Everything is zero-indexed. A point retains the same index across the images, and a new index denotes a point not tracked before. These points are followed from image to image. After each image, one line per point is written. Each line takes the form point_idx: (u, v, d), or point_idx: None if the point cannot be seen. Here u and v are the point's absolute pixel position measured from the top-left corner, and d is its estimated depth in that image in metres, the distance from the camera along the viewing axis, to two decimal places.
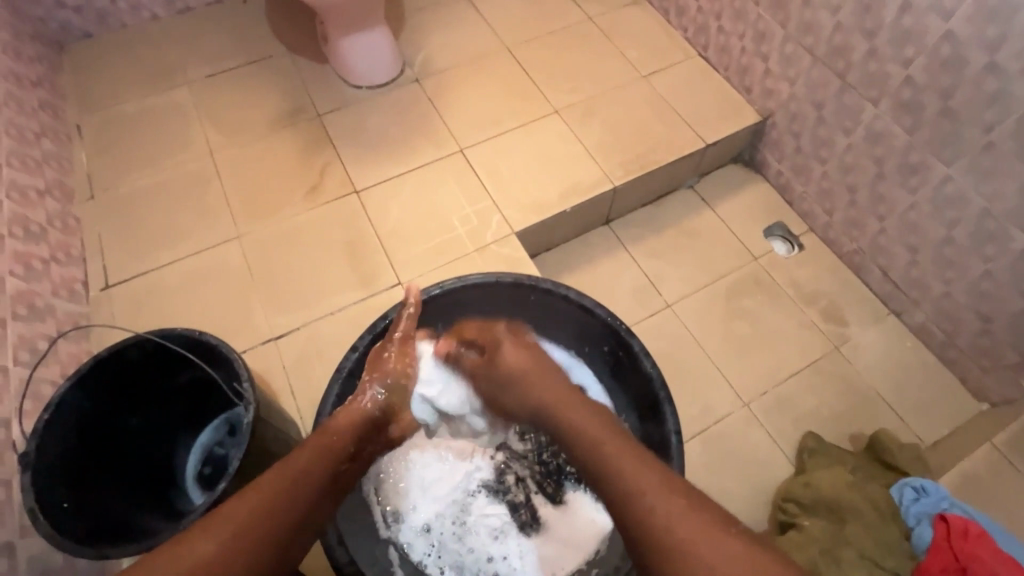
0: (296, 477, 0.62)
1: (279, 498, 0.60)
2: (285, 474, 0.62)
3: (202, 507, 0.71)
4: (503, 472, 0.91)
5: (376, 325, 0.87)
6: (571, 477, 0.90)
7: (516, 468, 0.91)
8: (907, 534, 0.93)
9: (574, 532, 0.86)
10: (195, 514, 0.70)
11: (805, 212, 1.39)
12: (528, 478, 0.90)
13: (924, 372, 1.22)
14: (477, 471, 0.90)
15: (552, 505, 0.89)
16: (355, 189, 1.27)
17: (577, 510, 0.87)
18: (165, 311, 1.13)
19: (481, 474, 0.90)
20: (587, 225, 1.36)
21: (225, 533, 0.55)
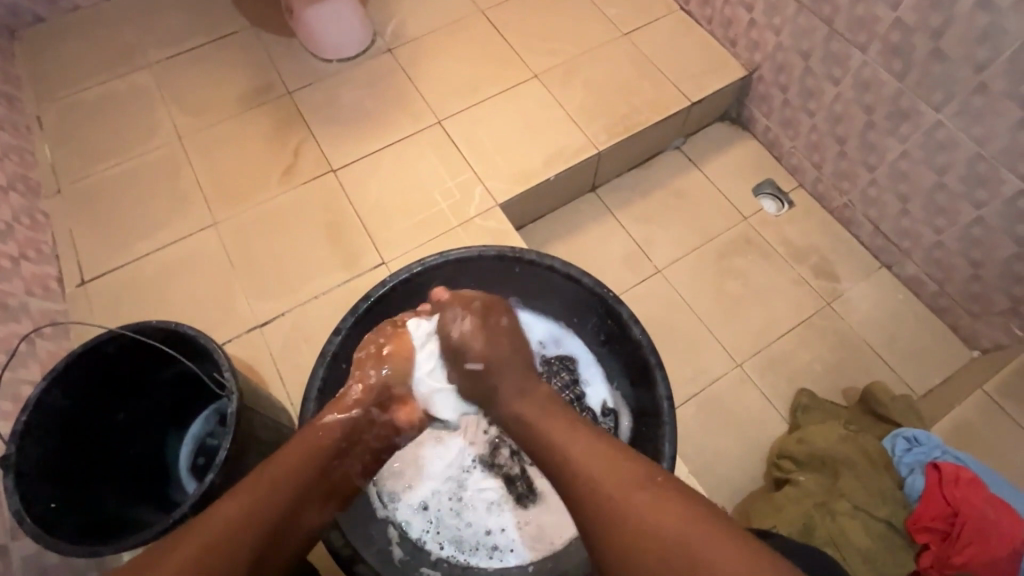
0: (278, 475, 0.60)
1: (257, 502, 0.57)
2: (265, 475, 0.60)
3: (191, 500, 0.69)
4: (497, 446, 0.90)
5: (358, 306, 0.83)
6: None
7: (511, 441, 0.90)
8: (900, 484, 0.91)
9: None
10: (188, 506, 0.69)
11: (794, 167, 1.36)
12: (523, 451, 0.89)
13: (916, 322, 1.22)
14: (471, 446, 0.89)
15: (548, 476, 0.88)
16: (332, 167, 1.23)
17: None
18: (145, 303, 1.11)
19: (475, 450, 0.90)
20: (573, 192, 1.33)
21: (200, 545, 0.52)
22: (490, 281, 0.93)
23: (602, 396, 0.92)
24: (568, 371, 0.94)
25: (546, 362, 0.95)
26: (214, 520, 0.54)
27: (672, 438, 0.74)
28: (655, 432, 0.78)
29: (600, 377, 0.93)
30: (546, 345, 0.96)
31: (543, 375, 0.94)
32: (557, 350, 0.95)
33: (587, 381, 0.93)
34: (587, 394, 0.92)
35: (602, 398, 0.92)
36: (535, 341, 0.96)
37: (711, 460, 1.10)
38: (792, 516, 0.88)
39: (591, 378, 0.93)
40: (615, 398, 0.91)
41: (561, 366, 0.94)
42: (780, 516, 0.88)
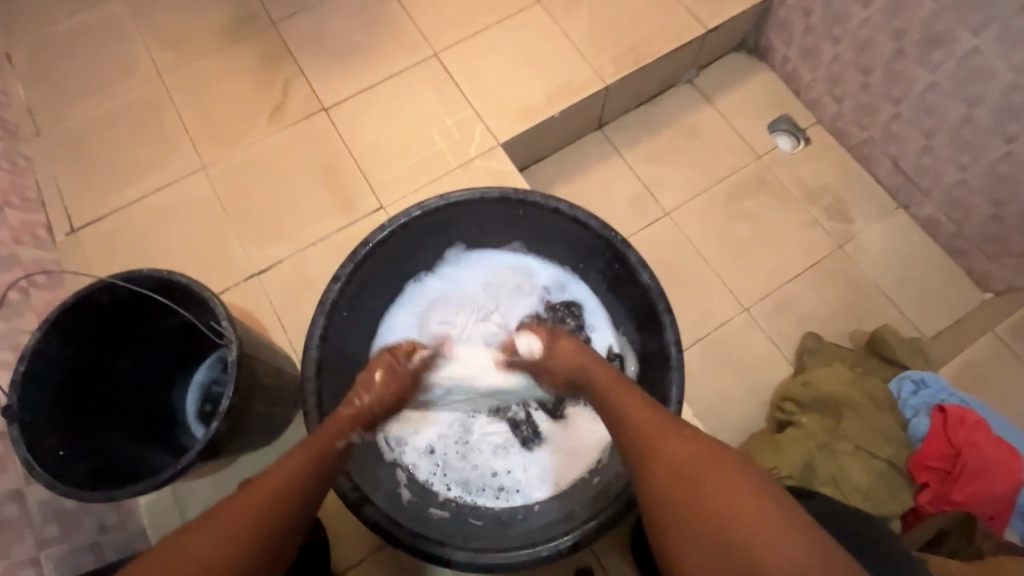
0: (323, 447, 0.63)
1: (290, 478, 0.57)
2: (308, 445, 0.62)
3: (200, 445, 0.70)
4: (502, 392, 0.91)
5: (357, 252, 0.78)
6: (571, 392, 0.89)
7: (516, 388, 0.91)
8: (903, 425, 0.90)
9: (580, 445, 0.86)
10: (195, 453, 0.69)
11: (813, 101, 1.29)
12: (528, 398, 0.90)
13: (930, 264, 1.19)
14: (477, 391, 0.90)
15: (553, 422, 0.89)
16: (323, 106, 1.17)
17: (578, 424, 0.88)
18: (138, 251, 1.08)
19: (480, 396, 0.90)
20: (578, 130, 1.27)
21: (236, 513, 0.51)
22: (493, 224, 0.89)
23: (608, 341, 0.91)
24: (573, 317, 0.93)
25: (550, 309, 0.94)
26: (259, 487, 0.54)
27: (680, 383, 0.72)
28: (661, 378, 0.76)
29: (606, 323, 0.91)
30: (551, 291, 0.94)
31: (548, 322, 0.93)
32: (562, 295, 0.94)
33: (593, 326, 0.92)
34: (593, 339, 0.92)
35: (608, 344, 0.91)
36: (538, 287, 0.95)
37: (714, 403, 1.10)
38: (794, 454, 0.88)
39: (597, 326, 0.92)
40: (621, 342, 0.89)
41: (567, 312, 0.93)
42: (782, 456, 0.88)
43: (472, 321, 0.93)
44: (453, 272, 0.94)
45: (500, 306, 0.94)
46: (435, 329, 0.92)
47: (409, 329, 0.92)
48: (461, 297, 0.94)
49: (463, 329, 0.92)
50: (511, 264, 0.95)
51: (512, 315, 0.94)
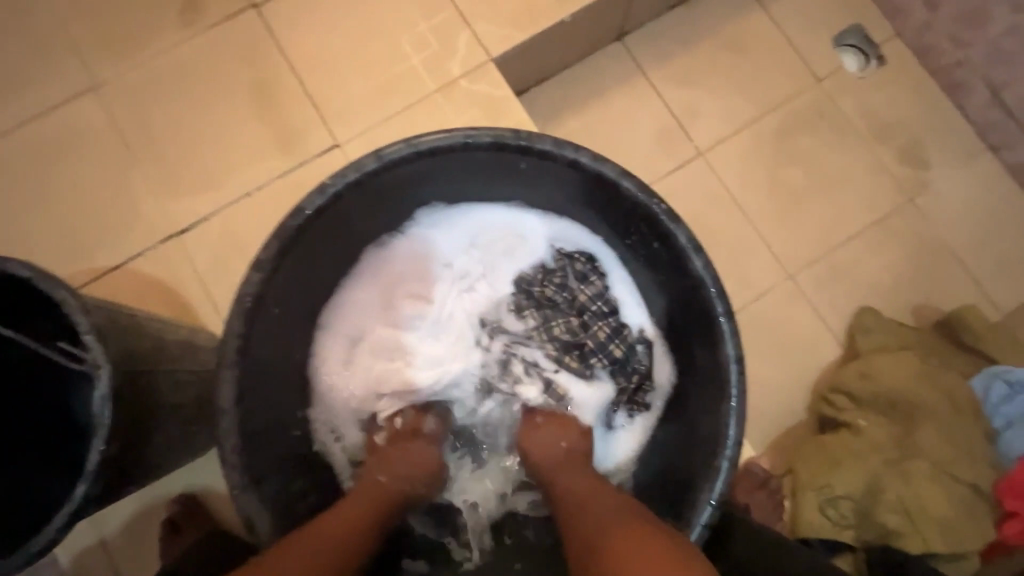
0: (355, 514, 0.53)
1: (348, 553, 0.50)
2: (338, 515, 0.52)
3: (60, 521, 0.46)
4: (505, 361, 0.69)
5: (286, 225, 0.54)
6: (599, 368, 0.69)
7: (522, 353, 0.69)
8: (992, 439, 0.74)
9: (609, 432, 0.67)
10: (54, 533, 0.46)
11: (896, 6, 1.00)
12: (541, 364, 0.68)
13: (1018, 223, 0.97)
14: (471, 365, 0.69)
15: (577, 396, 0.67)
16: (253, 0, 0.86)
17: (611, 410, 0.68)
18: (13, 201, 0.81)
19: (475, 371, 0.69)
20: (593, 41, 0.97)
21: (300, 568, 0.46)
22: (482, 178, 0.64)
23: (638, 320, 0.69)
24: (593, 274, 0.69)
25: (561, 258, 0.70)
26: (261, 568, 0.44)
27: (739, 418, 0.53)
28: (710, 401, 0.57)
29: (634, 292, 0.69)
30: (561, 240, 0.70)
31: (558, 276, 0.70)
32: (576, 246, 0.70)
33: (618, 291, 0.69)
34: (618, 309, 0.69)
35: (638, 320, 0.69)
36: (543, 234, 0.70)
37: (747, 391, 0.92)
38: (854, 475, 0.72)
39: (623, 291, 0.69)
40: (653, 320, 0.68)
41: (583, 265, 0.70)
42: (839, 473, 0.72)
43: (454, 287, 0.70)
44: (426, 217, 0.69)
45: (489, 266, 0.71)
46: (407, 302, 0.68)
47: (372, 306, 0.68)
48: (436, 257, 0.70)
49: (443, 297, 0.69)
50: (501, 208, 0.69)
51: (509, 275, 0.71)
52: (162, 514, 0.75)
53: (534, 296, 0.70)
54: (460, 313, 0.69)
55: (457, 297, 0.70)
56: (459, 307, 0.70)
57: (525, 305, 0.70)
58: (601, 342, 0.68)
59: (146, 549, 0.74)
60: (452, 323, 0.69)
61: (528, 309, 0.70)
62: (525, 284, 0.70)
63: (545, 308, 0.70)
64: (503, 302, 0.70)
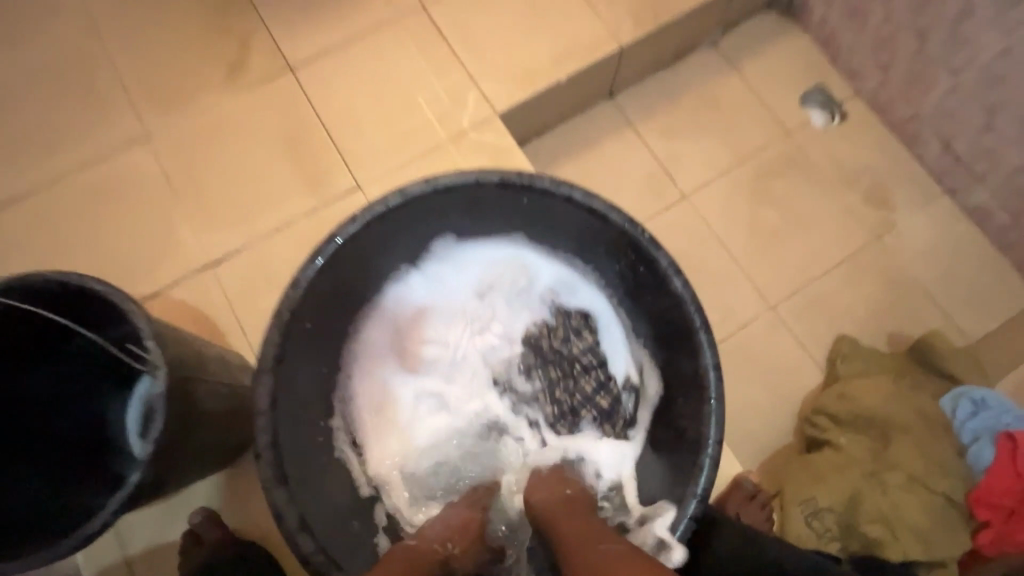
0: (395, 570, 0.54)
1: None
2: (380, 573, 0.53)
3: (118, 500, 0.53)
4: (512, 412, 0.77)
5: (322, 249, 0.63)
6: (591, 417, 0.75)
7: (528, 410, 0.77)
8: (961, 452, 0.79)
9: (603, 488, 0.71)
10: (111, 512, 0.52)
11: (853, 70, 1.13)
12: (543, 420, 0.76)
13: (979, 260, 1.06)
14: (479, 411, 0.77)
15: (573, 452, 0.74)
16: (290, 65, 0.99)
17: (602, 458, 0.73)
18: (68, 235, 0.91)
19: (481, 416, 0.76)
20: (588, 99, 1.10)
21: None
22: (489, 214, 0.74)
23: (626, 369, 0.76)
24: (589, 331, 0.78)
25: (561, 315, 0.79)
26: None
27: (719, 418, 0.59)
28: (693, 408, 0.63)
29: (625, 347, 0.76)
30: (562, 296, 0.79)
31: (560, 332, 0.79)
32: (574, 302, 0.78)
33: (610, 348, 0.77)
34: (610, 363, 0.77)
35: (626, 372, 0.76)
36: (546, 290, 0.79)
37: (735, 415, 0.98)
38: (837, 486, 0.77)
39: (616, 346, 0.76)
40: (640, 373, 0.74)
41: (581, 323, 0.78)
42: (823, 487, 0.77)
43: (465, 334, 0.79)
44: (446, 266, 0.78)
45: (496, 317, 0.80)
46: (423, 347, 0.77)
47: (392, 348, 0.76)
48: (451, 307, 0.80)
49: (456, 344, 0.78)
50: (510, 260, 0.78)
51: (515, 327, 0.80)
52: (182, 526, 0.79)
53: (536, 347, 0.79)
54: (470, 360, 0.79)
55: (467, 345, 0.79)
56: (469, 353, 0.79)
57: (530, 358, 0.78)
58: (596, 396, 0.76)
59: (167, 562, 0.78)
60: (462, 370, 0.78)
61: (532, 363, 0.78)
62: (529, 336, 0.79)
63: (546, 358, 0.78)
64: (508, 351, 0.79)
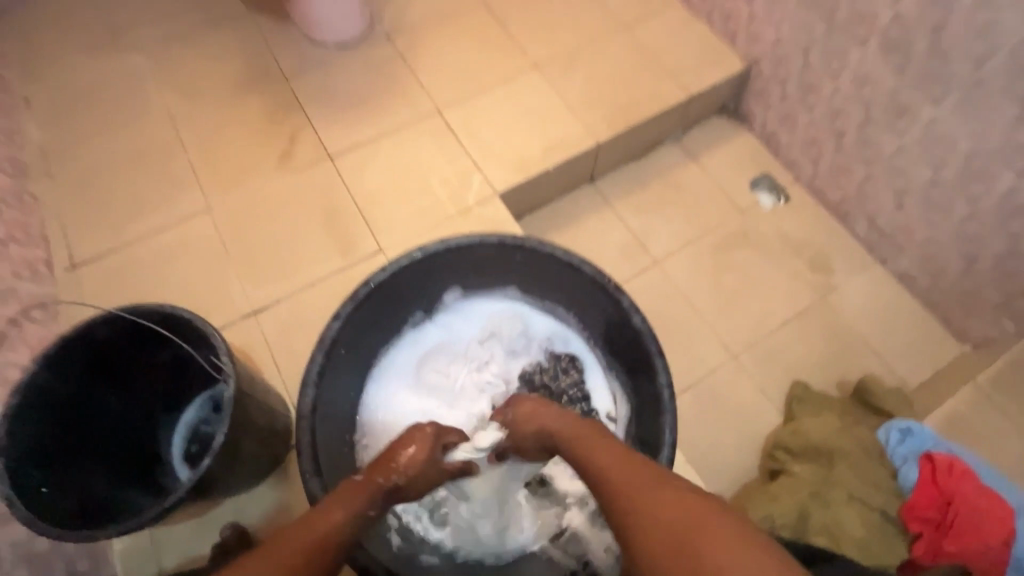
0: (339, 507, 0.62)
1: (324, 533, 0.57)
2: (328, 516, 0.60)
3: (188, 483, 0.69)
4: None
5: (358, 292, 0.80)
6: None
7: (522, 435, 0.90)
8: (892, 475, 0.92)
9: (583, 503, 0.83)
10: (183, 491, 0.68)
11: (791, 162, 1.37)
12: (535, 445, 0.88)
13: (910, 317, 1.23)
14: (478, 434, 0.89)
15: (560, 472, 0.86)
16: (329, 155, 1.22)
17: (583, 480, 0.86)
18: (138, 289, 1.09)
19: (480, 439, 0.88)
20: (572, 183, 1.33)
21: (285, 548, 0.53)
22: (488, 269, 0.92)
23: (606, 405, 0.90)
24: (575, 371, 0.93)
25: (553, 358, 0.94)
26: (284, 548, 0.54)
27: (673, 427, 0.74)
28: (654, 422, 0.77)
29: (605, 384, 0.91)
30: (553, 343, 0.95)
31: (551, 371, 0.94)
32: (563, 348, 0.94)
33: (593, 386, 0.92)
34: (593, 399, 0.91)
35: (606, 406, 0.90)
36: (540, 337, 0.95)
37: (706, 451, 1.11)
38: (789, 503, 0.88)
39: (597, 383, 0.91)
40: (617, 407, 0.89)
41: (569, 364, 0.94)
42: (777, 505, 0.88)
43: (469, 369, 0.94)
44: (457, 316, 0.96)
45: (496, 356, 0.95)
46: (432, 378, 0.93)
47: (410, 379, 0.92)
48: (458, 347, 0.96)
49: (462, 378, 0.93)
50: (511, 312, 0.96)
51: (512, 365, 0.95)
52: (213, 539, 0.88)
53: (531, 383, 0.94)
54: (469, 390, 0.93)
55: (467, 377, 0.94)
56: (471, 386, 0.93)
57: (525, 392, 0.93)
58: None
59: None
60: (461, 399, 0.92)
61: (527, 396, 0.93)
62: (524, 373, 0.95)
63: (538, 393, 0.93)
64: (506, 385, 0.94)
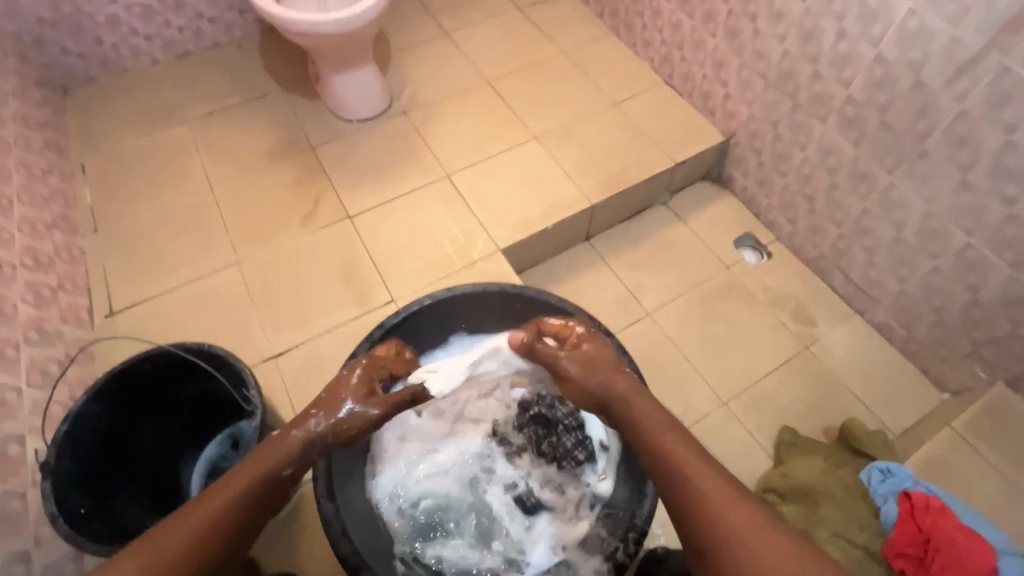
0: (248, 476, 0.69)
1: (230, 500, 0.66)
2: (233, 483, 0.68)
3: None
4: (505, 459, 0.95)
5: (373, 334, 0.92)
6: (569, 469, 0.93)
7: (519, 459, 0.95)
8: (875, 513, 0.96)
9: (575, 525, 0.88)
10: None
11: (770, 222, 1.49)
12: (531, 468, 0.94)
13: (890, 366, 1.30)
14: (478, 455, 0.95)
15: (553, 494, 0.92)
16: (349, 214, 1.35)
17: (576, 507, 0.90)
18: (170, 334, 1.18)
19: (480, 460, 0.94)
20: (569, 241, 1.45)
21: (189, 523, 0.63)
22: (491, 316, 1.02)
23: (599, 434, 0.94)
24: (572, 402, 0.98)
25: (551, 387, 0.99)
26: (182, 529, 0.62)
27: None
28: None
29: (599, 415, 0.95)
30: None
31: (548, 400, 0.98)
32: None
33: (588, 418, 0.96)
34: (587, 430, 0.95)
35: (600, 435, 0.94)
36: None
37: None
38: None
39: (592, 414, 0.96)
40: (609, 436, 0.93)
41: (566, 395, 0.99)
42: None
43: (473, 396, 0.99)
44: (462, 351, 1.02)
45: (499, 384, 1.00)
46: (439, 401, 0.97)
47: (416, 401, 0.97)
48: None
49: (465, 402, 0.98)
50: None
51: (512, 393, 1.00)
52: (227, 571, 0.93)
53: (528, 410, 0.98)
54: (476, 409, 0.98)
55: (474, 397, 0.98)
56: (473, 410, 0.98)
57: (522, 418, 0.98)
58: (574, 452, 0.93)
59: None
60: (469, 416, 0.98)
61: (524, 422, 0.98)
62: (522, 401, 0.99)
63: (535, 419, 0.97)
64: (505, 411, 0.99)
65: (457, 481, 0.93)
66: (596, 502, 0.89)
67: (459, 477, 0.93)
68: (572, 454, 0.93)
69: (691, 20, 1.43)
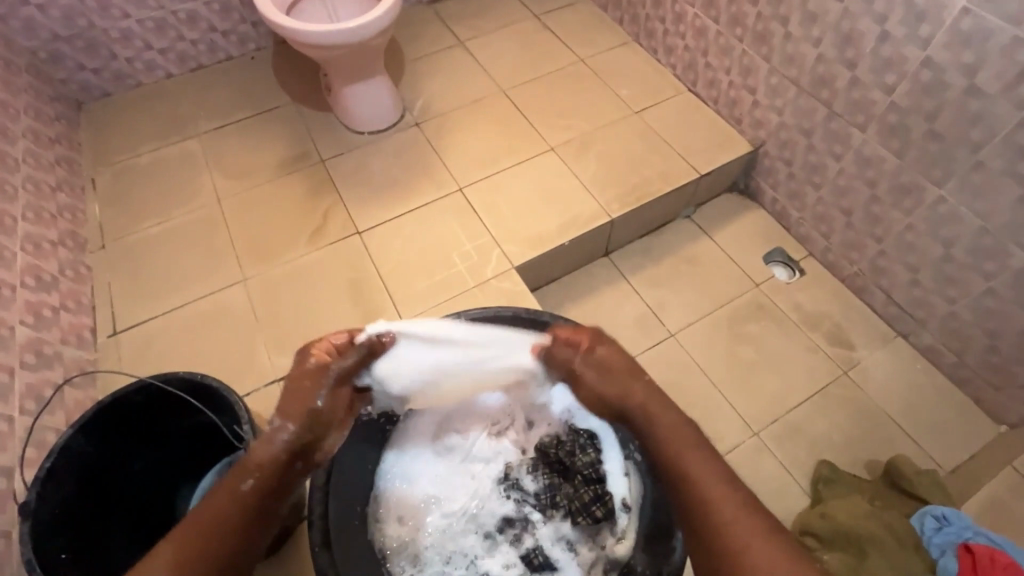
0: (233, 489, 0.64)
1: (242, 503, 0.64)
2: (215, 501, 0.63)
3: None
4: (517, 510, 0.90)
5: None
6: (584, 526, 0.87)
7: (531, 510, 0.90)
8: (932, 566, 0.90)
9: None
10: None
11: (803, 237, 1.40)
12: (543, 523, 0.89)
13: (938, 395, 1.20)
14: (489, 504, 0.91)
15: (565, 552, 0.87)
16: (358, 230, 1.30)
17: (588, 569, 0.85)
18: (171, 355, 1.14)
19: (490, 509, 0.90)
20: (588, 256, 1.38)
21: (195, 527, 0.60)
22: None
23: (620, 491, 0.87)
24: (593, 447, 0.92)
25: (571, 432, 0.94)
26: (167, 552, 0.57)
27: None
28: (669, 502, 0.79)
29: (623, 469, 0.88)
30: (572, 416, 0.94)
31: (568, 445, 0.93)
32: (582, 422, 0.93)
33: (610, 469, 0.90)
34: (608, 482, 0.89)
35: (622, 492, 0.87)
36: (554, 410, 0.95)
37: None
38: None
39: (614, 465, 0.89)
40: (633, 495, 0.86)
41: (588, 441, 0.92)
42: None
43: (487, 429, 0.95)
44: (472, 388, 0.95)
45: (516, 423, 0.95)
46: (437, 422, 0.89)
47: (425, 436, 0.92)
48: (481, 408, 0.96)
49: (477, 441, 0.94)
50: None
51: (529, 434, 0.95)
52: None
53: (545, 454, 0.93)
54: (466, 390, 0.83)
55: (458, 375, 0.82)
56: (488, 452, 0.93)
57: (538, 463, 0.93)
58: (590, 509, 0.87)
59: None
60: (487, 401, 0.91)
61: (539, 466, 0.93)
62: (541, 443, 0.94)
63: (552, 466, 0.93)
64: (521, 454, 0.94)
65: (465, 531, 0.88)
66: (611, 568, 0.83)
67: (468, 526, 0.89)
68: (588, 510, 0.88)
69: (716, 24, 1.35)
